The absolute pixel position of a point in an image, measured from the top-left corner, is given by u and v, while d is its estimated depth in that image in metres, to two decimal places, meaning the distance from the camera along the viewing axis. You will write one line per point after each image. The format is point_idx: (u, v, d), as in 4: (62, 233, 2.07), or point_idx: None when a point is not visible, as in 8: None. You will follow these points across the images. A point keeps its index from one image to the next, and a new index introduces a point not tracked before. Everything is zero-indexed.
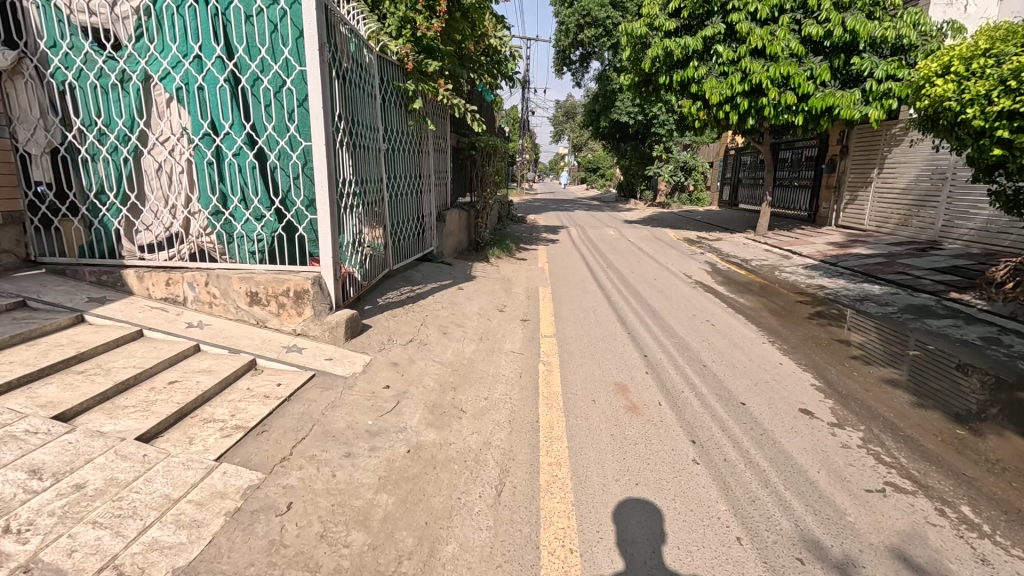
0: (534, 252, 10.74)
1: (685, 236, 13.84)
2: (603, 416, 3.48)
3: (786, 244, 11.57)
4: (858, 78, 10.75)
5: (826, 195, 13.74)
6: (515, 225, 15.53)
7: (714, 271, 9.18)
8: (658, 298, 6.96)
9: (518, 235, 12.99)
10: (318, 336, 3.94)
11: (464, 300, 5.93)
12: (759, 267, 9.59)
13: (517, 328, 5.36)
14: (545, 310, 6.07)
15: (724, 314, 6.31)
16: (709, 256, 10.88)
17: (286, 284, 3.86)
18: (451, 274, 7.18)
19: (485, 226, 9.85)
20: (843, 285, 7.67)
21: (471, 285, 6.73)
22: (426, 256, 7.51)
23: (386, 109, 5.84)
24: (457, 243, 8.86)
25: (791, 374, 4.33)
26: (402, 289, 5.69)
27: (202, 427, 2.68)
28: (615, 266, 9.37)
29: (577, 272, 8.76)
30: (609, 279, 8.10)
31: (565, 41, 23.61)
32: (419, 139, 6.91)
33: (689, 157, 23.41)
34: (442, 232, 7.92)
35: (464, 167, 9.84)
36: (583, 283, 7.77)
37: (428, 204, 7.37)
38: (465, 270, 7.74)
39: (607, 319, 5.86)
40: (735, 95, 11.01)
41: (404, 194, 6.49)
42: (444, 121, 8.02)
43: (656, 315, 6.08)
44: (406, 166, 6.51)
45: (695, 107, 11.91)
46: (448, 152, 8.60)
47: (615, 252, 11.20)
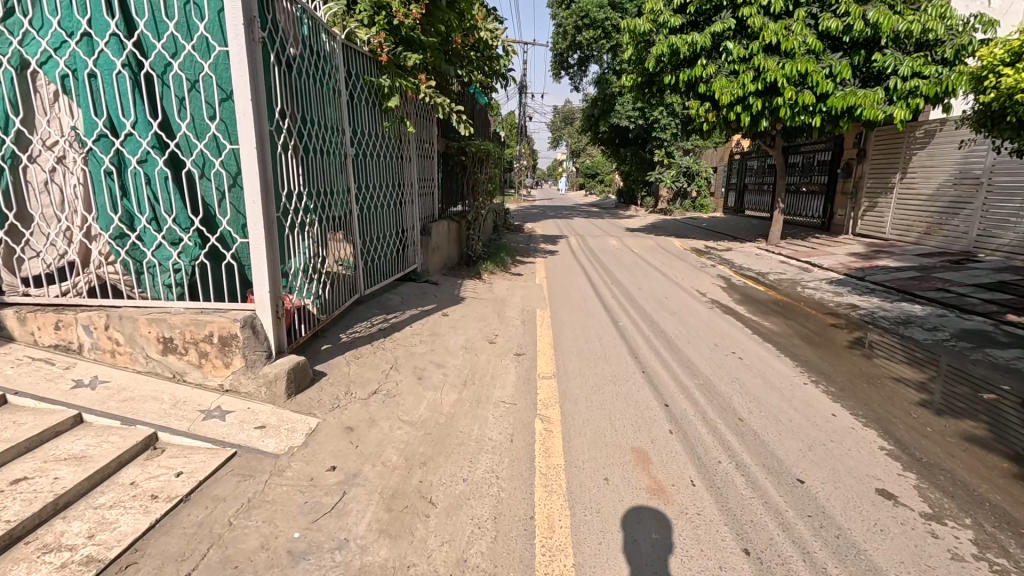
0: (531, 266, 9.91)
1: (692, 246, 13.00)
2: (620, 506, 2.62)
3: (803, 255, 10.73)
4: (880, 76, 9.96)
5: (841, 202, 12.95)
6: (512, 234, 14.68)
7: (729, 287, 8.33)
8: (672, 322, 6.09)
9: (515, 247, 12.15)
10: (251, 394, 3.09)
11: (449, 331, 5.07)
12: (778, 282, 8.75)
13: (510, 366, 4.49)
14: (544, 340, 5.21)
15: (750, 342, 5.45)
16: (721, 269, 10.04)
17: (208, 326, 3.01)
18: (436, 295, 6.34)
19: (478, 238, 9.02)
20: (879, 305, 6.82)
21: (458, 310, 5.87)
22: (409, 274, 6.66)
23: (356, 107, 5.04)
24: (445, 258, 8.03)
25: (851, 432, 3.46)
26: (374, 318, 4.85)
27: (31, 567, 1.82)
28: (620, 282, 8.56)
29: (579, 289, 7.94)
30: (616, 298, 7.28)
31: (563, 43, 22.88)
32: (398, 143, 6.10)
33: (692, 162, 22.64)
34: (428, 246, 7.07)
35: (453, 174, 9.01)
36: (585, 303, 6.94)
37: (410, 216, 6.54)
38: (453, 290, 6.88)
39: (615, 350, 5.03)
40: (747, 94, 10.21)
41: (380, 206, 5.67)
42: (428, 124, 7.20)
43: (672, 345, 5.23)
44: (382, 173, 5.69)
45: (704, 109, 11.12)
46: (435, 157, 7.78)
47: (619, 264, 10.36)
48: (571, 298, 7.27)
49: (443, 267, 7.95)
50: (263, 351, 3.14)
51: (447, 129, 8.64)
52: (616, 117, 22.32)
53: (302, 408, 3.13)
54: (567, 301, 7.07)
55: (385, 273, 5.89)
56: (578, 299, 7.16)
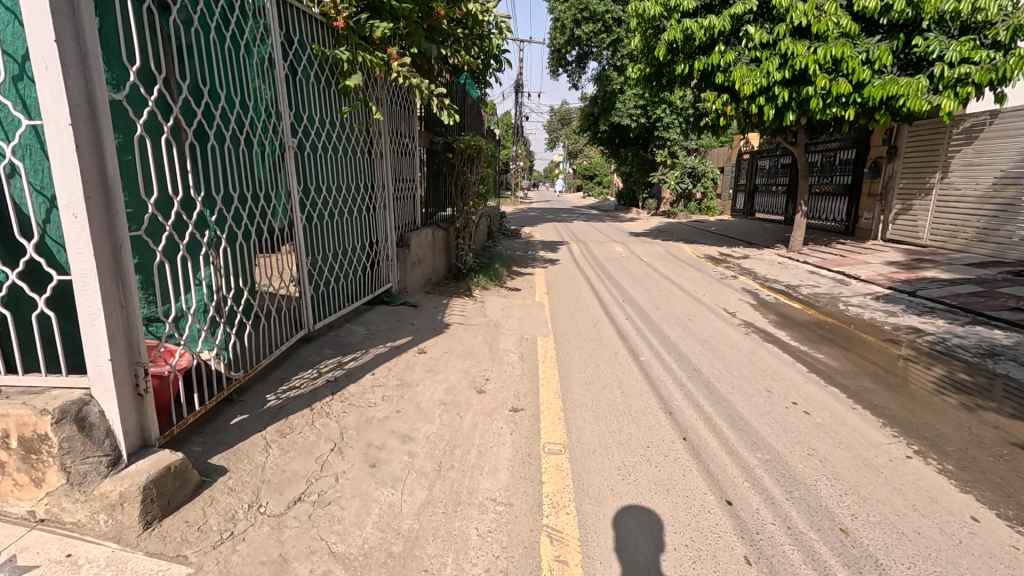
0: (529, 279, 8.75)
1: (705, 253, 11.86)
2: (618, 534, 2.40)
3: (833, 264, 9.61)
4: (920, 63, 8.87)
5: (868, 205, 11.85)
6: (508, 241, 13.49)
7: (760, 304, 7.18)
8: (704, 356, 4.94)
9: (512, 255, 10.98)
10: (82, 527, 1.91)
11: (424, 377, 3.87)
12: (813, 298, 7.61)
13: (504, 432, 3.30)
14: (548, 387, 4.04)
15: (810, 384, 4.29)
16: (743, 281, 8.91)
17: (3, 422, 1.89)
18: (414, 321, 5.16)
19: (468, 248, 7.88)
20: (949, 331, 5.68)
21: (440, 343, 4.68)
22: (381, 295, 5.48)
23: (305, 86, 3.87)
24: (429, 273, 6.88)
25: (1015, 556, 2.30)
26: (323, 363, 3.68)
27: None
28: (636, 298, 7.43)
29: (586, 307, 6.81)
30: (630, 321, 6.14)
31: (562, 38, 21.80)
32: (365, 136, 4.94)
33: (698, 163, 21.59)
34: (406, 261, 5.90)
35: (439, 174, 7.81)
36: (596, 328, 5.79)
37: (380, 224, 5.38)
38: (437, 314, 5.70)
39: (641, 402, 3.86)
40: (772, 84, 9.08)
41: (340, 214, 4.50)
42: (405, 113, 6.04)
43: (714, 393, 4.06)
44: (343, 173, 4.53)
45: (722, 101, 9.97)
46: (417, 154, 6.60)
47: (628, 275, 9.22)
48: (579, 321, 6.13)
49: (427, 283, 6.78)
50: (103, 457, 1.97)
51: (432, 121, 7.45)
52: (618, 116, 21.19)
53: (167, 545, 1.93)
54: (575, 325, 5.92)
55: (347, 298, 4.70)
56: (586, 323, 6.01)
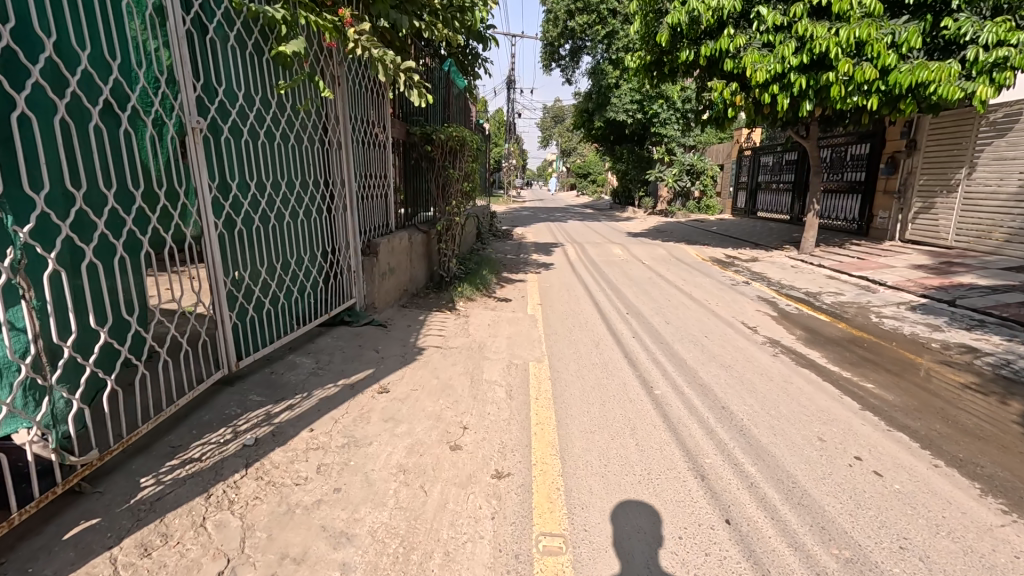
0: (521, 286, 7.88)
1: (710, 256, 11.04)
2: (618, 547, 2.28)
3: (853, 268, 8.80)
4: (949, 47, 8.05)
5: (884, 203, 11.07)
6: (499, 243, 12.59)
7: (781, 317, 6.34)
8: (730, 387, 4.09)
9: (503, 259, 10.08)
10: None
11: (381, 431, 2.97)
12: (839, 308, 6.78)
13: (483, 516, 2.41)
14: (542, 440, 3.14)
15: (870, 428, 3.43)
16: (757, 287, 8.07)
17: None
18: (379, 346, 4.25)
19: (452, 254, 6.99)
20: (1009, 351, 4.86)
21: (408, 377, 3.78)
22: (342, 315, 4.58)
23: (224, 55, 2.96)
24: (405, 284, 5.98)
25: None
26: (243, 418, 2.77)
27: None
28: (642, 308, 6.56)
29: (585, 321, 5.94)
30: (637, 340, 5.27)
31: (554, 31, 20.93)
32: (316, 122, 4.04)
33: (696, 160, 20.80)
34: (375, 272, 4.99)
35: (416, 170, 6.89)
36: (598, 350, 4.92)
37: (338, 230, 4.49)
38: (410, 334, 4.80)
39: (663, 460, 2.98)
40: (787, 70, 8.25)
41: (280, 221, 3.60)
42: (369, 97, 5.15)
43: (753, 445, 3.19)
44: (285, 168, 3.63)
45: (730, 90, 9.09)
46: (387, 145, 5.68)
47: (631, 281, 8.37)
48: (578, 339, 5.26)
49: (402, 296, 5.90)
50: None
51: (407, 108, 6.54)
52: (614, 111, 20.32)
53: None
54: (574, 346, 5.04)
55: (290, 323, 3.80)
56: (587, 344, 5.12)
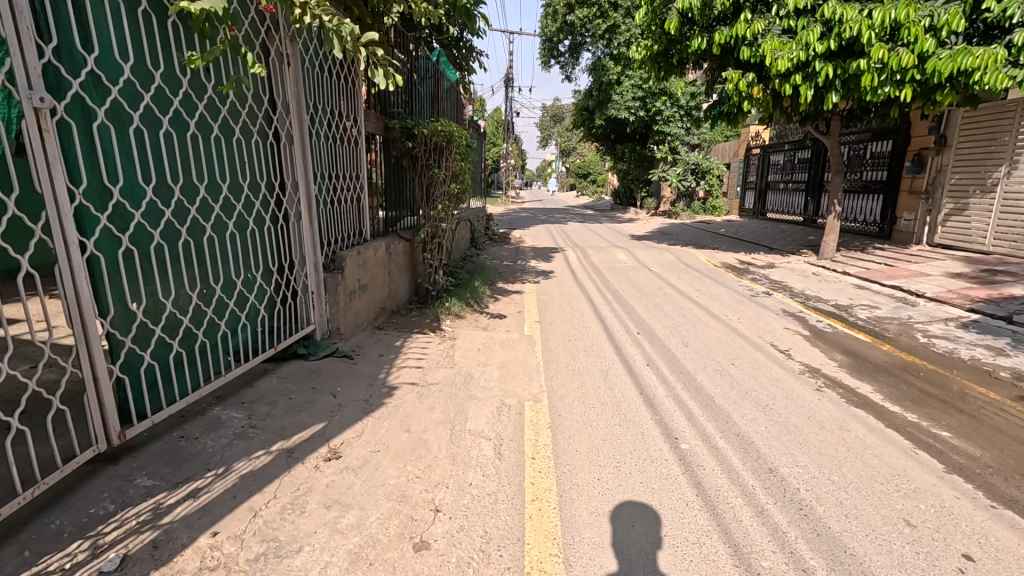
0: (517, 299, 7.09)
1: (722, 262, 10.24)
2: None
3: (883, 277, 8.00)
4: (992, 31, 7.20)
5: (909, 204, 10.27)
6: (494, 248, 11.77)
7: (814, 336, 5.55)
8: (773, 440, 3.28)
9: (497, 267, 9.26)
10: None
11: (319, 528, 2.16)
12: (877, 325, 5.98)
13: None
14: (539, 534, 2.33)
15: (968, 504, 2.63)
16: (779, 299, 7.27)
17: None
18: (337, 387, 3.42)
19: (438, 265, 6.19)
20: None
21: (369, 434, 2.96)
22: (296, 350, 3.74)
23: (101, 13, 2.17)
24: (379, 302, 5.16)
25: None
26: (113, 522, 1.97)
27: None
28: (655, 327, 5.74)
29: (590, 344, 5.13)
30: (653, 369, 4.46)
31: (553, 25, 20.18)
32: (256, 111, 3.26)
33: (701, 158, 19.96)
34: (342, 292, 4.17)
35: (396, 169, 6.09)
36: (607, 385, 4.11)
37: (291, 243, 3.70)
38: (381, 367, 3.98)
39: (705, 566, 2.18)
40: (812, 58, 7.43)
41: (203, 236, 2.81)
42: (332, 83, 4.38)
43: (824, 537, 2.38)
44: (208, 170, 2.84)
45: (747, 81, 8.25)
46: (358, 142, 4.90)
47: (639, 292, 7.57)
48: (584, 369, 4.45)
49: (376, 317, 5.07)
50: None
51: (385, 100, 5.75)
52: (615, 109, 19.56)
53: None
54: (578, 379, 4.24)
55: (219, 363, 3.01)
56: (593, 375, 4.32)
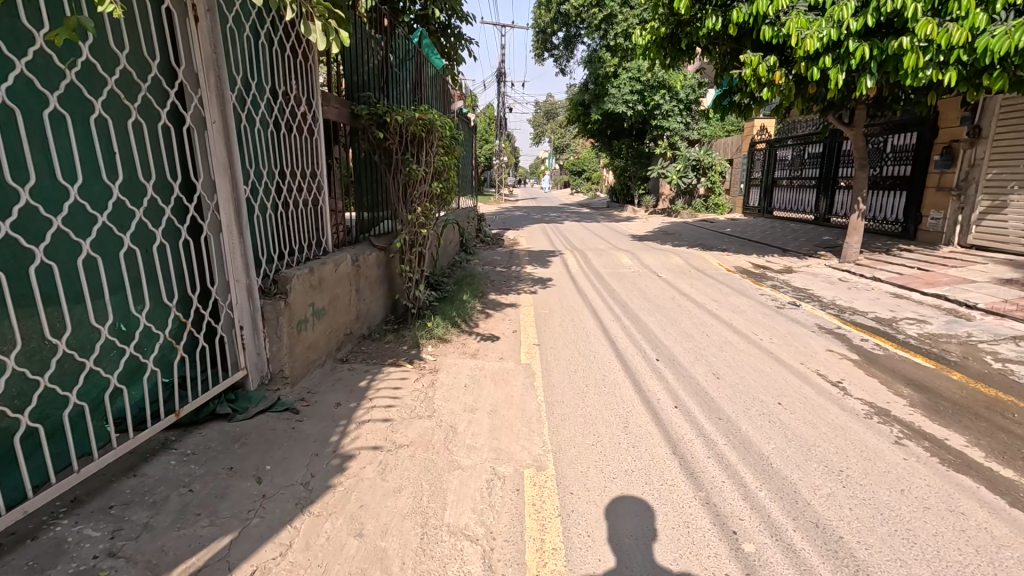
0: (512, 314, 6.17)
1: (735, 266, 9.36)
2: None
3: (921, 284, 7.15)
4: None
5: (938, 201, 9.45)
6: (486, 251, 10.83)
7: (865, 360, 4.68)
8: (868, 534, 2.37)
9: (488, 274, 8.32)
10: None
11: None
12: (934, 344, 5.11)
13: None
14: None
15: None
16: (810, 311, 6.39)
17: None
18: (264, 465, 2.47)
19: (418, 278, 5.24)
20: None
21: (299, 550, 2.03)
22: (216, 409, 2.78)
23: None
24: (342, 329, 4.20)
25: None
26: None
27: None
28: (676, 352, 4.83)
29: (602, 378, 4.22)
30: (683, 416, 3.55)
31: (547, 15, 19.25)
32: (136, 82, 2.32)
33: (702, 154, 19.06)
34: (286, 326, 3.21)
35: (367, 165, 5.12)
36: (629, 442, 3.19)
37: (204, 265, 2.77)
38: (335, 423, 3.04)
39: None
40: (845, 37, 6.54)
41: (33, 265, 1.88)
42: (269, 55, 3.45)
43: None
44: (40, 165, 1.91)
45: (768, 65, 7.36)
46: (313, 130, 4.00)
47: (649, 303, 6.68)
48: (596, 416, 3.54)
49: (338, 348, 4.12)
50: None
51: (352, 82, 4.78)
52: (612, 102, 18.65)
53: None
54: (591, 431, 3.32)
55: (63, 454, 2.06)
56: (610, 425, 3.40)
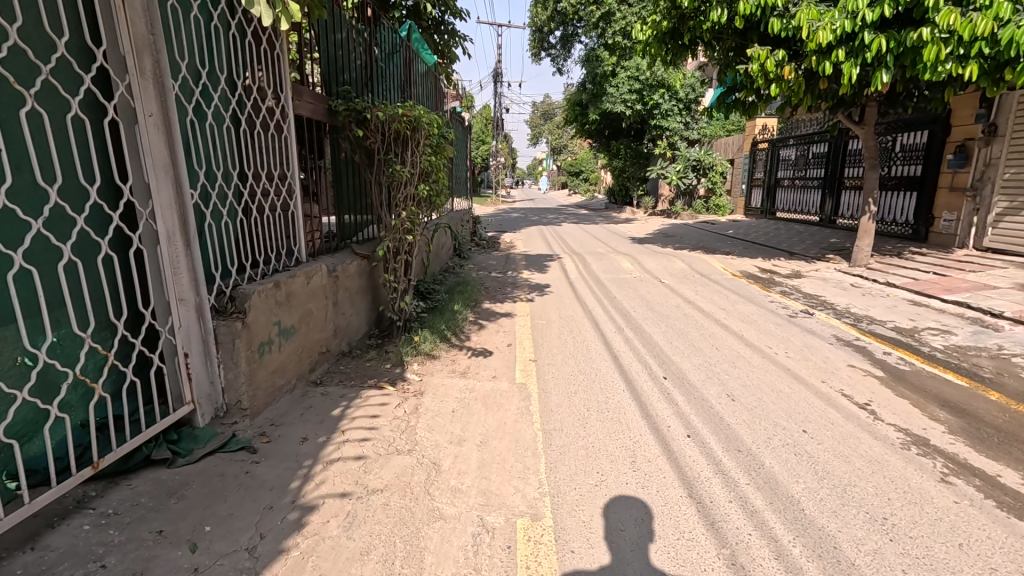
0: (508, 324, 5.76)
1: (741, 270, 8.97)
2: None
3: (940, 290, 6.76)
4: None
5: (951, 202, 9.07)
6: (482, 255, 10.43)
7: (891, 378, 4.28)
8: None
9: (483, 281, 7.91)
10: None
11: None
12: (962, 358, 4.72)
13: None
14: None
15: None
16: (824, 320, 6.00)
17: None
18: (204, 526, 2.06)
19: (404, 288, 4.84)
20: None
21: None
22: (153, 453, 2.36)
23: None
24: (316, 347, 3.78)
25: None
26: None
27: None
28: (685, 369, 4.42)
29: (606, 400, 3.81)
30: (698, 448, 3.15)
31: (544, 14, 18.88)
32: (36, 64, 1.91)
33: (703, 154, 18.68)
34: (242, 351, 2.79)
35: (346, 167, 4.72)
36: (638, 482, 2.79)
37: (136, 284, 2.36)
38: (298, 464, 2.63)
39: None
40: (859, 29, 6.16)
41: None
42: (225, 41, 3.04)
43: None
44: None
45: (777, 60, 6.97)
46: (282, 127, 3.59)
47: (653, 311, 6.28)
48: (599, 448, 3.14)
49: (311, 369, 3.70)
50: None
51: (328, 77, 4.37)
52: (611, 102, 18.27)
53: None
54: (594, 468, 2.93)
55: None
56: (616, 461, 2.99)
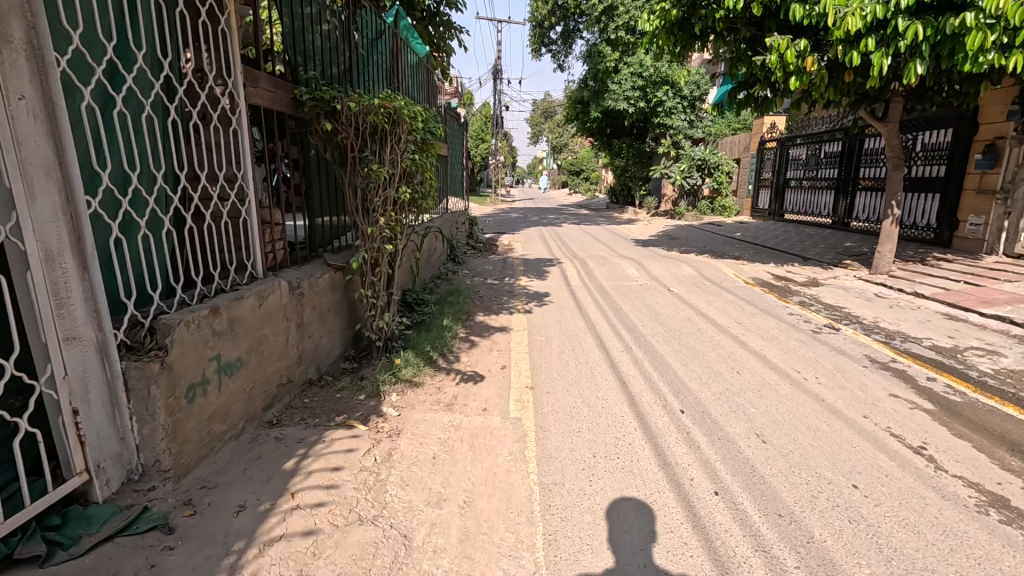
0: (503, 340, 5.19)
1: (754, 277, 8.40)
2: None
3: (976, 302, 6.18)
4: None
5: (978, 205, 8.50)
6: (478, 259, 9.84)
7: (943, 411, 3.71)
8: None
9: (477, 289, 7.33)
10: None
11: None
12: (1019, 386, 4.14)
13: None
14: None
15: None
16: (852, 337, 5.43)
17: None
18: None
19: (382, 306, 4.27)
20: None
21: None
22: (21, 547, 1.81)
23: None
24: (274, 379, 3.21)
25: None
26: None
27: None
28: (704, 401, 3.84)
29: (615, 443, 3.23)
30: (730, 513, 2.58)
31: (545, 8, 18.28)
32: None
33: (708, 153, 18.08)
34: (161, 401, 2.22)
35: (318, 166, 4.17)
36: (657, 566, 2.23)
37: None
38: (227, 548, 2.06)
39: None
40: (893, 15, 5.56)
41: None
42: (146, 10, 2.44)
43: None
44: None
45: (798, 50, 6.37)
46: (229, 120, 3.02)
47: (663, 326, 5.71)
48: (610, 512, 2.57)
49: (266, 406, 3.12)
50: None
51: (294, 61, 3.81)
52: (613, 99, 17.66)
53: None
54: (603, 543, 2.37)
55: None
56: (621, 505, 2.63)
